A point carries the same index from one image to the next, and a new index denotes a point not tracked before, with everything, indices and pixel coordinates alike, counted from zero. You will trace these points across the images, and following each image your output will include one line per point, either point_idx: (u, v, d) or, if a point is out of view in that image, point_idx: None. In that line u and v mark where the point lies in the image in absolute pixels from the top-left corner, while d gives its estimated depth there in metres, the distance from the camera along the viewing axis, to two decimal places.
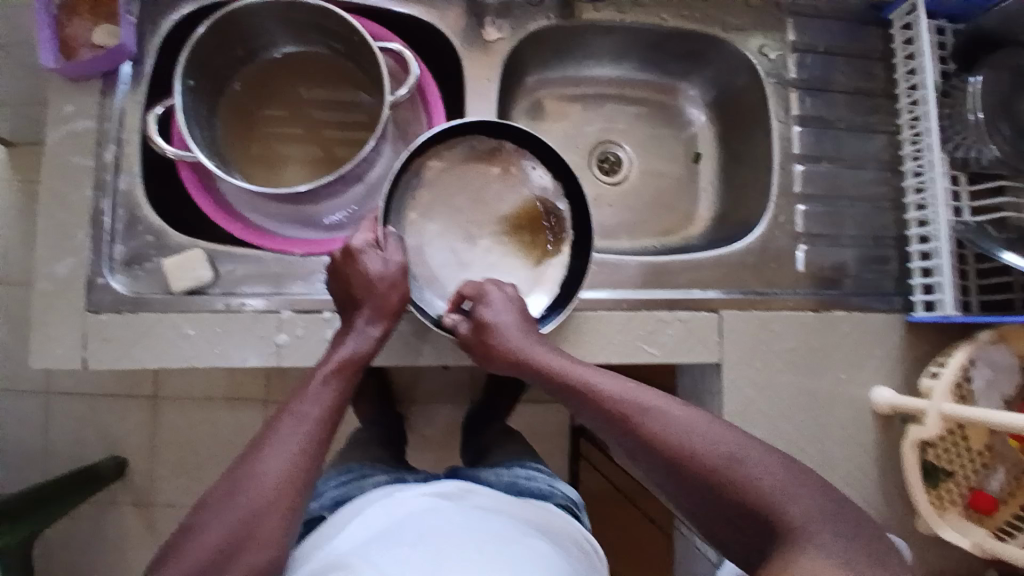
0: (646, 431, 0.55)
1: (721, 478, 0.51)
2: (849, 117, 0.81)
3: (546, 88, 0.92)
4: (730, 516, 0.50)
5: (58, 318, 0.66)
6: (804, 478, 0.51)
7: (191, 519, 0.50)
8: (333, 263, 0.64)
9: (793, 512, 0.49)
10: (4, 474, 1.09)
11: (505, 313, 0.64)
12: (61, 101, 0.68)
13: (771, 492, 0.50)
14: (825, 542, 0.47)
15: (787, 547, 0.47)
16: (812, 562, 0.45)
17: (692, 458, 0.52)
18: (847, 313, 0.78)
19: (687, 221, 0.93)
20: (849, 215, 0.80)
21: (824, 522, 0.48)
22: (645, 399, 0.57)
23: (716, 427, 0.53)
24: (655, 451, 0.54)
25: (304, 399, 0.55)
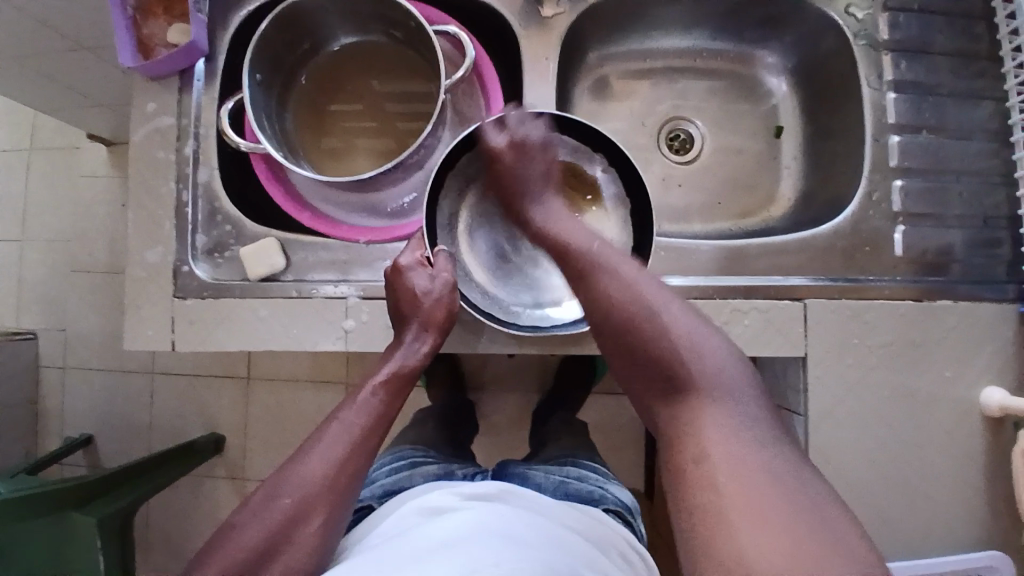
0: (598, 287, 0.57)
1: (655, 347, 0.53)
2: (952, 82, 0.73)
3: (612, 66, 0.89)
4: (645, 373, 0.54)
5: (147, 304, 0.71)
6: (727, 348, 0.54)
7: (236, 517, 0.53)
8: (384, 279, 0.65)
9: (710, 375, 0.51)
10: (116, 446, 1.19)
11: (535, 155, 0.67)
12: (145, 99, 0.72)
13: (689, 357, 0.52)
14: (740, 406, 0.50)
15: (707, 406, 0.50)
16: (723, 426, 0.48)
17: (630, 322, 0.55)
18: (952, 302, 0.70)
19: (768, 203, 0.87)
20: (955, 192, 0.72)
21: (738, 385, 0.51)
22: (608, 265, 0.59)
23: (660, 296, 0.56)
24: (598, 317, 0.57)
25: (352, 406, 0.58)
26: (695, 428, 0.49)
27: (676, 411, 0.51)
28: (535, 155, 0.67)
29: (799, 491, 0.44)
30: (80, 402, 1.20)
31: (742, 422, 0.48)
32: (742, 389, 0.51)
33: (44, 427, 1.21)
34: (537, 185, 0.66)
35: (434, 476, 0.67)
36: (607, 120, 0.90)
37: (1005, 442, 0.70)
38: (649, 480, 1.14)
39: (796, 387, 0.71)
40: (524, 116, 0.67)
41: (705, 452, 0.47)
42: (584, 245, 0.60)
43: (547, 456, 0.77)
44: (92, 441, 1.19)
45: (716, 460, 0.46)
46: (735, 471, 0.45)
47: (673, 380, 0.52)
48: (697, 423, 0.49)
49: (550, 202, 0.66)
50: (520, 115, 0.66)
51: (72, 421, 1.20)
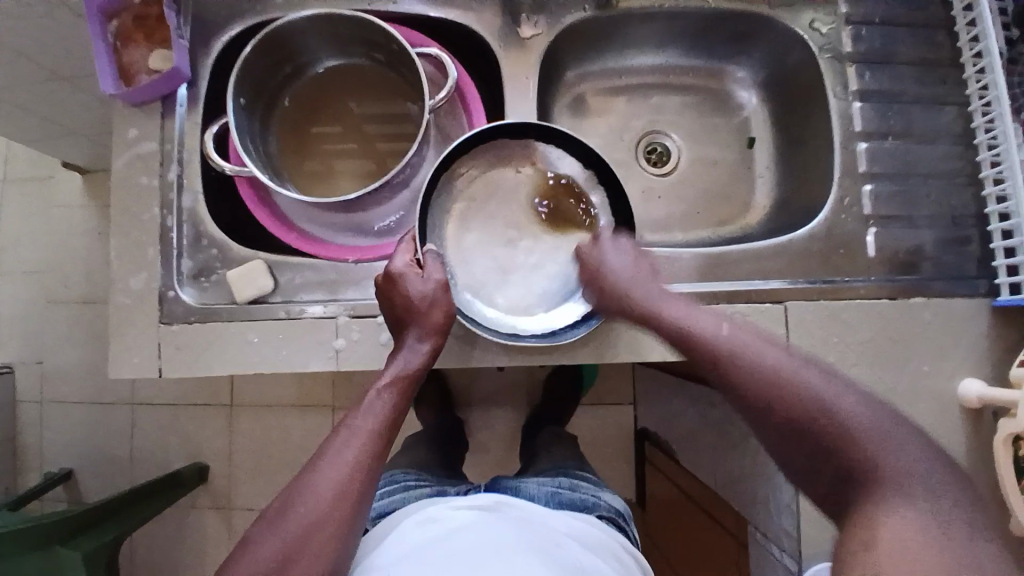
0: (742, 370, 0.54)
1: (810, 426, 0.49)
2: (914, 89, 0.76)
3: (588, 83, 0.91)
4: (796, 448, 0.50)
5: (132, 331, 0.70)
6: (900, 421, 0.49)
7: (250, 534, 0.52)
8: (377, 289, 0.66)
9: (884, 459, 0.46)
10: (96, 481, 1.16)
11: (616, 255, 0.67)
12: (126, 126, 0.72)
13: (860, 439, 0.47)
14: (927, 493, 0.44)
15: (885, 495, 0.45)
16: (903, 514, 0.43)
17: (778, 402, 0.51)
18: (926, 299, 0.73)
19: (745, 210, 0.90)
20: (923, 194, 0.75)
21: (920, 469, 0.46)
22: (743, 344, 0.55)
23: (816, 368, 0.52)
24: (739, 400, 0.53)
25: (358, 412, 0.57)
26: (872, 516, 0.44)
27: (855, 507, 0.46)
28: (610, 249, 0.68)
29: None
30: (58, 437, 1.17)
31: (926, 509, 0.43)
32: (929, 477, 0.45)
33: (21, 464, 1.18)
34: (633, 268, 0.65)
35: (427, 495, 0.68)
36: (586, 135, 0.92)
37: (985, 434, 0.72)
38: (639, 490, 1.15)
39: None
40: (609, 243, 0.69)
41: (877, 538, 0.43)
42: (709, 329, 0.58)
43: (540, 468, 0.77)
44: (72, 476, 1.16)
45: (889, 548, 0.42)
46: (911, 556, 0.41)
47: (841, 465, 0.48)
48: (876, 514, 0.44)
49: (648, 284, 0.64)
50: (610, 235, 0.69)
51: (51, 457, 1.17)
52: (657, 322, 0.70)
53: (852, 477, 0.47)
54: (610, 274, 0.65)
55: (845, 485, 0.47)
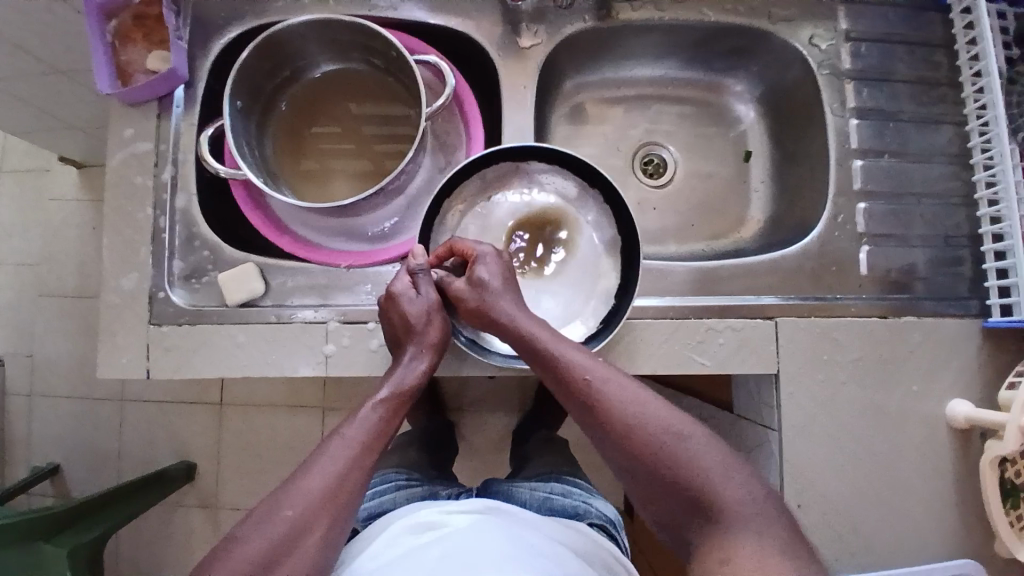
0: (615, 413, 0.56)
1: (664, 465, 0.53)
2: (911, 109, 0.77)
3: (586, 93, 0.91)
4: (659, 489, 0.54)
5: (121, 331, 0.69)
6: (723, 449, 0.55)
7: (234, 531, 0.51)
8: (380, 306, 0.66)
9: (729, 494, 0.51)
10: (83, 477, 1.16)
11: (496, 281, 0.64)
12: (122, 124, 0.72)
13: (710, 476, 0.52)
14: (752, 527, 0.50)
15: (725, 527, 0.50)
16: (749, 546, 0.49)
17: (640, 438, 0.55)
18: (916, 319, 0.73)
19: (740, 224, 0.90)
20: (916, 214, 0.75)
21: (750, 492, 0.52)
22: (617, 390, 0.57)
23: (680, 418, 0.56)
24: (602, 428, 0.56)
25: (354, 421, 0.57)
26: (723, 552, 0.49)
27: (705, 539, 0.51)
28: (490, 277, 0.64)
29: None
30: (46, 431, 1.17)
31: (762, 538, 0.49)
32: (757, 514, 0.51)
33: (9, 457, 1.18)
34: (500, 286, 0.64)
35: (417, 497, 0.67)
36: (583, 144, 0.92)
37: (972, 456, 0.72)
38: (628, 498, 1.15)
39: (769, 404, 0.73)
40: (483, 258, 0.66)
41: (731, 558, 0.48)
42: (585, 372, 0.58)
43: (528, 476, 0.77)
44: (59, 470, 1.16)
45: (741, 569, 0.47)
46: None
47: (690, 490, 0.52)
48: (728, 546, 0.49)
49: (530, 319, 0.63)
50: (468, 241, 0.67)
51: (39, 450, 1.17)
52: (649, 335, 0.70)
53: (703, 509, 0.51)
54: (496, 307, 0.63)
55: (692, 506, 0.52)
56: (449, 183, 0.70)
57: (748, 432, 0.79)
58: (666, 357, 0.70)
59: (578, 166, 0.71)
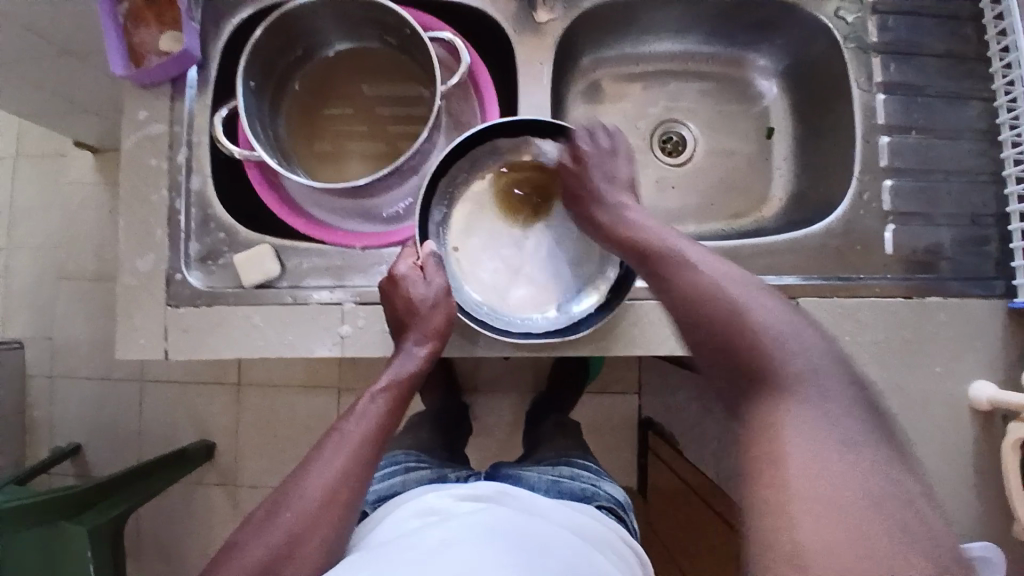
0: (673, 278, 0.55)
1: (722, 334, 0.50)
2: (940, 83, 0.74)
3: (603, 69, 0.90)
4: (721, 363, 0.50)
5: (139, 314, 0.70)
6: (814, 333, 0.49)
7: (238, 534, 0.53)
8: (381, 290, 0.66)
9: (795, 370, 0.46)
10: (105, 456, 1.18)
11: (597, 165, 0.67)
12: (135, 106, 0.71)
13: (773, 348, 0.48)
14: (821, 404, 0.44)
15: (783, 400, 0.45)
16: (811, 424, 0.43)
17: (718, 320, 0.51)
18: (943, 300, 0.71)
19: (760, 204, 0.88)
20: (944, 192, 0.73)
21: (829, 373, 0.46)
22: (684, 255, 0.56)
23: (750, 292, 0.52)
24: (667, 290, 0.55)
25: (352, 418, 0.58)
26: (783, 426, 0.43)
27: (758, 410, 0.46)
28: (596, 158, 0.67)
29: (895, 505, 0.38)
30: (69, 412, 1.19)
31: (836, 421, 0.43)
32: (838, 399, 0.45)
33: (33, 436, 1.20)
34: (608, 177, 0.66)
35: (427, 481, 0.67)
36: (600, 122, 0.90)
37: (996, 438, 0.71)
38: (643, 479, 1.15)
39: None
40: (594, 140, 0.68)
41: (785, 447, 0.42)
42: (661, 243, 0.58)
43: (544, 458, 0.77)
44: (82, 450, 1.18)
45: (797, 463, 0.41)
46: (814, 468, 0.40)
47: (754, 363, 0.48)
48: (781, 420, 0.44)
49: (623, 208, 0.64)
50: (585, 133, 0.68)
51: (62, 431, 1.19)
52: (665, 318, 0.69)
53: (766, 383, 0.47)
54: (591, 190, 0.66)
55: (753, 380, 0.48)
56: (449, 158, 0.70)
57: None
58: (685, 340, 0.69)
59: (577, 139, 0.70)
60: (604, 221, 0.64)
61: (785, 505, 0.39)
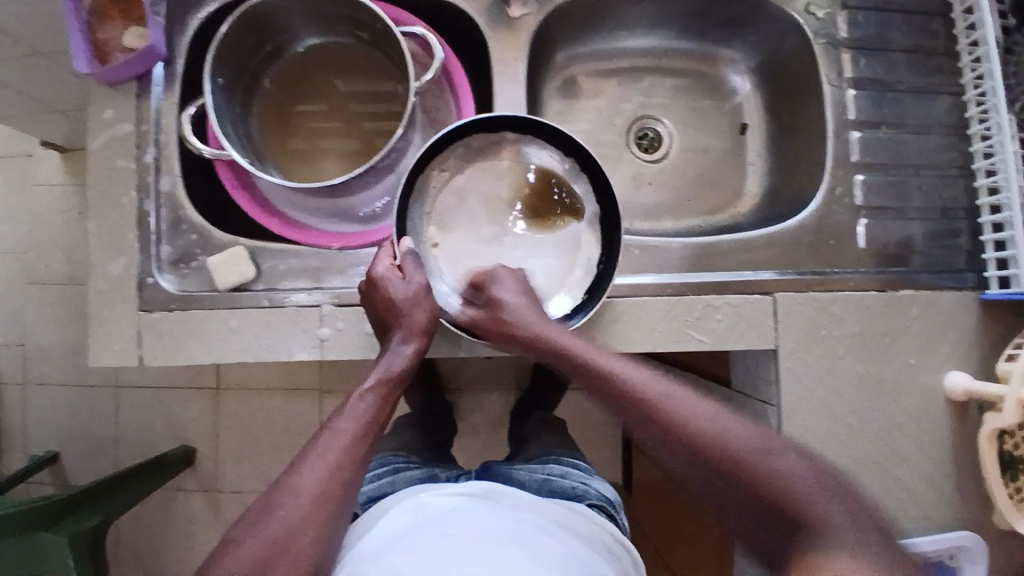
0: (671, 421, 0.53)
1: (735, 478, 0.50)
2: (909, 78, 0.75)
3: (579, 66, 0.90)
4: (745, 512, 0.49)
5: (111, 318, 0.68)
6: (799, 457, 0.51)
7: (229, 536, 0.51)
8: (361, 294, 0.66)
9: (814, 509, 0.47)
10: (80, 464, 1.16)
11: (518, 300, 0.65)
12: (101, 106, 0.70)
13: (795, 492, 0.48)
14: (852, 538, 0.46)
15: (821, 546, 0.45)
16: (850, 561, 0.44)
17: (723, 458, 0.51)
18: (915, 292, 0.72)
19: (736, 199, 0.89)
20: (914, 185, 0.74)
21: (828, 498, 0.48)
22: (675, 397, 0.55)
23: (735, 423, 0.53)
24: (667, 439, 0.53)
25: (342, 415, 0.58)
26: (820, 567, 0.44)
27: (797, 564, 0.45)
28: (510, 295, 0.65)
29: None
30: (42, 420, 1.16)
31: (865, 556, 0.45)
32: (852, 530, 0.46)
33: (6, 445, 1.17)
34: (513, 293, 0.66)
35: (416, 480, 0.67)
36: (576, 120, 0.90)
37: (968, 426, 0.72)
38: (626, 474, 1.15)
39: (767, 379, 0.73)
40: (508, 284, 0.67)
41: None
42: (638, 383, 0.57)
43: (526, 455, 0.77)
44: (56, 458, 1.16)
45: None
46: None
47: (776, 509, 0.48)
48: (823, 565, 0.44)
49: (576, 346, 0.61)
50: (506, 270, 0.68)
51: (35, 439, 1.16)
52: (643, 315, 0.70)
53: (788, 529, 0.47)
54: (526, 324, 0.63)
55: (781, 527, 0.48)
56: (427, 154, 0.68)
57: (747, 408, 0.79)
58: (669, 338, 0.70)
59: (555, 135, 0.69)
60: (567, 357, 0.61)
61: None
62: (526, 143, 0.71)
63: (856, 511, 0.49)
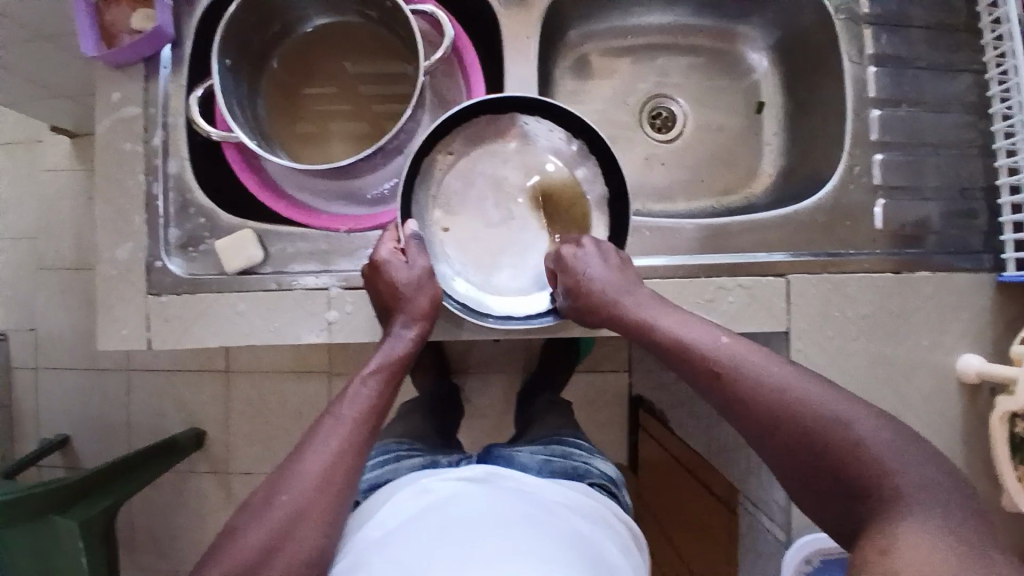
0: (742, 387, 0.54)
1: (813, 445, 0.49)
2: (931, 55, 0.73)
3: (591, 44, 0.88)
4: (817, 480, 0.49)
5: (119, 302, 0.68)
6: (901, 435, 0.49)
7: (232, 522, 0.51)
8: (363, 277, 0.65)
9: (895, 478, 0.46)
10: (93, 447, 1.17)
11: (600, 266, 0.63)
12: (108, 88, 0.69)
13: (880, 458, 0.47)
14: (936, 511, 0.43)
15: (893, 513, 0.44)
16: (926, 530, 0.42)
17: (803, 426, 0.50)
18: (931, 273, 0.71)
19: (750, 179, 0.87)
20: (933, 165, 0.72)
21: (914, 465, 0.46)
22: (750, 363, 0.54)
23: (828, 392, 0.51)
24: (742, 406, 0.53)
25: (345, 400, 0.57)
26: (888, 535, 0.43)
27: (871, 530, 0.44)
28: (587, 258, 0.63)
29: None
30: (54, 403, 1.17)
31: (941, 525, 0.42)
32: (942, 502, 0.44)
33: (20, 428, 1.18)
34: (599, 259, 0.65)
35: (418, 466, 0.67)
36: (588, 100, 0.89)
37: (983, 409, 0.71)
38: (633, 456, 1.15)
39: (780, 361, 0.72)
40: (589, 251, 0.64)
41: (893, 552, 0.41)
42: (721, 353, 0.56)
43: (535, 439, 0.77)
44: (69, 441, 1.16)
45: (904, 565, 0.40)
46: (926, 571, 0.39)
47: (858, 477, 0.47)
48: (892, 530, 0.43)
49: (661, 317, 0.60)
50: (577, 238, 0.66)
51: (48, 423, 1.17)
52: (656, 297, 0.69)
53: (865, 497, 0.46)
54: (607, 293, 0.62)
55: (861, 496, 0.47)
56: (435, 135, 0.67)
57: None
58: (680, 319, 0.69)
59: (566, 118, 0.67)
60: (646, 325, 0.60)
61: None
62: (534, 126, 0.70)
63: (961, 487, 0.46)
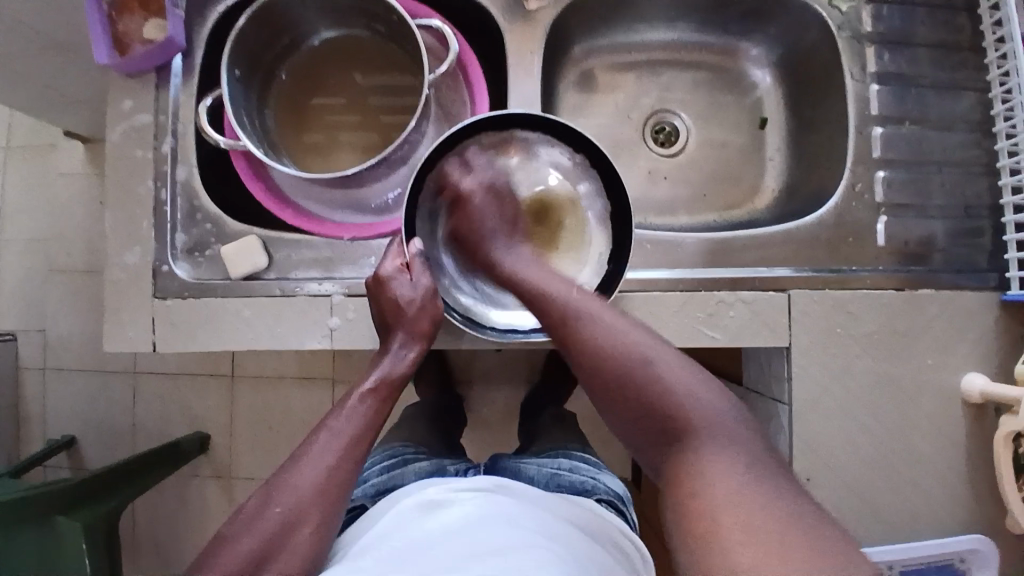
0: (585, 338, 0.57)
1: (634, 386, 0.53)
2: (934, 74, 0.74)
3: (596, 60, 0.89)
4: (638, 420, 0.53)
5: (126, 306, 0.69)
6: (711, 381, 0.54)
7: (226, 531, 0.52)
8: (367, 289, 0.66)
9: (697, 412, 0.51)
10: (98, 449, 1.18)
11: (480, 209, 0.68)
12: (120, 96, 0.71)
13: (684, 394, 0.52)
14: (730, 441, 0.49)
15: (696, 446, 0.49)
16: (722, 458, 0.47)
17: (622, 368, 0.55)
18: (934, 291, 0.71)
19: (753, 195, 0.87)
20: (936, 183, 0.72)
21: (735, 427, 0.50)
22: (589, 309, 0.59)
23: (648, 339, 0.56)
24: (578, 352, 0.57)
25: (342, 414, 0.58)
26: (693, 467, 0.47)
27: (679, 462, 0.49)
28: (476, 200, 0.68)
29: (809, 527, 0.42)
30: (61, 405, 1.18)
31: (738, 454, 0.48)
32: (736, 434, 0.49)
33: (26, 429, 1.19)
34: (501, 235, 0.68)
35: (425, 472, 0.67)
36: (593, 114, 0.89)
37: (987, 428, 0.71)
38: (636, 469, 1.15)
39: (781, 377, 0.72)
40: (472, 161, 0.69)
41: (704, 488, 0.45)
42: (565, 295, 0.60)
43: (535, 449, 0.77)
44: (75, 443, 1.18)
45: (714, 498, 0.44)
46: (732, 504, 0.44)
47: (667, 414, 0.52)
48: (697, 462, 0.48)
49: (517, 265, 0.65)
50: (468, 158, 0.69)
51: (54, 424, 1.19)
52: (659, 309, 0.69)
53: (674, 434, 0.51)
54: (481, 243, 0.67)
55: (669, 433, 0.51)
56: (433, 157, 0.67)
57: (760, 406, 0.78)
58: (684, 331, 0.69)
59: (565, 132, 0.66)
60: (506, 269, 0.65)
61: (716, 548, 0.42)
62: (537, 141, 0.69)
63: (756, 427, 0.52)
